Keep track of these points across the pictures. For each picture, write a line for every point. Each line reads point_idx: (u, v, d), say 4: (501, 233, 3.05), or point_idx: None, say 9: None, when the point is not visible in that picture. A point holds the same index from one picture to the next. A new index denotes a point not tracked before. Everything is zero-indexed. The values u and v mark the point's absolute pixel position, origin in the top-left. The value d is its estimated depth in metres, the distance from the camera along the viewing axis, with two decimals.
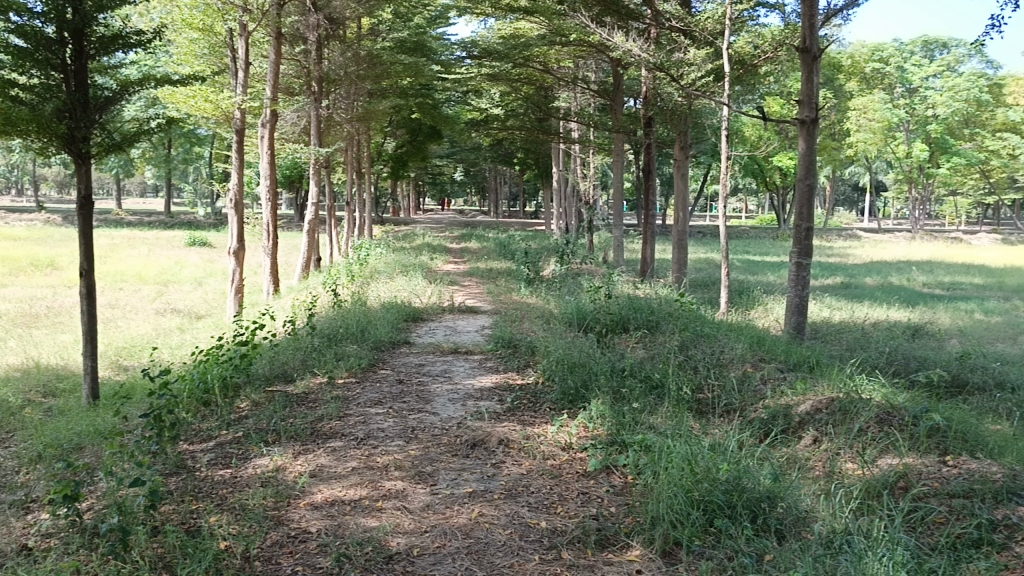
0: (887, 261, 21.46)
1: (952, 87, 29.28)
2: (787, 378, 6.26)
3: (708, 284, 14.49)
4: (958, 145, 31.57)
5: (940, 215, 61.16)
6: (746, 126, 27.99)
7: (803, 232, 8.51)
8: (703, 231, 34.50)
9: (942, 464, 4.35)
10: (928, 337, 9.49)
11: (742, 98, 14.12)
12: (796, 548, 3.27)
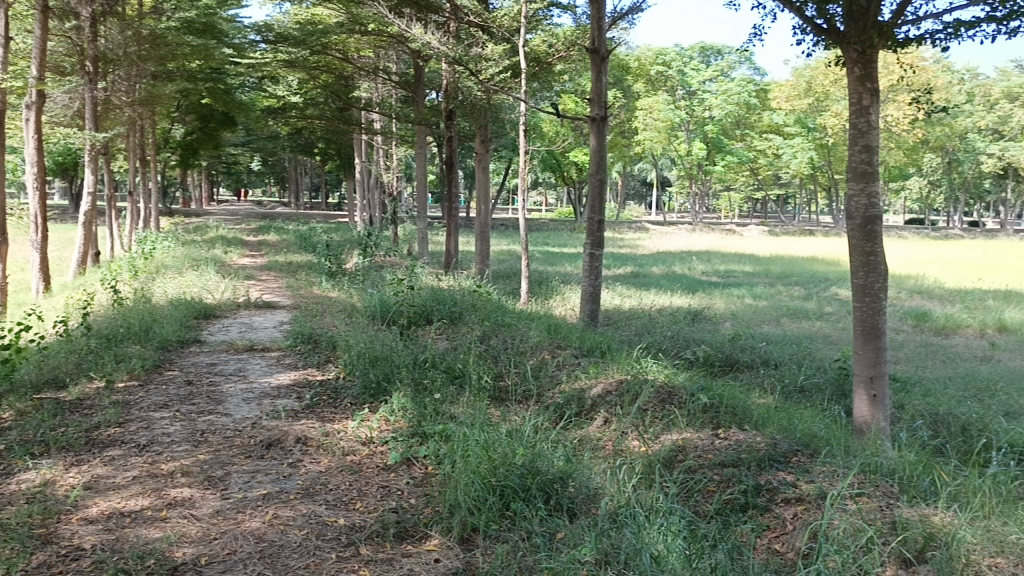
0: (672, 252, 23.04)
1: (724, 91, 32.60)
2: (581, 364, 6.57)
3: (509, 275, 14.87)
4: (732, 144, 34.43)
5: (717, 210, 66.60)
6: (544, 122, 28.95)
7: (595, 224, 8.94)
8: (504, 224, 35.30)
9: (715, 437, 4.75)
10: (705, 321, 10.30)
11: (540, 94, 14.59)
12: (586, 525, 3.45)
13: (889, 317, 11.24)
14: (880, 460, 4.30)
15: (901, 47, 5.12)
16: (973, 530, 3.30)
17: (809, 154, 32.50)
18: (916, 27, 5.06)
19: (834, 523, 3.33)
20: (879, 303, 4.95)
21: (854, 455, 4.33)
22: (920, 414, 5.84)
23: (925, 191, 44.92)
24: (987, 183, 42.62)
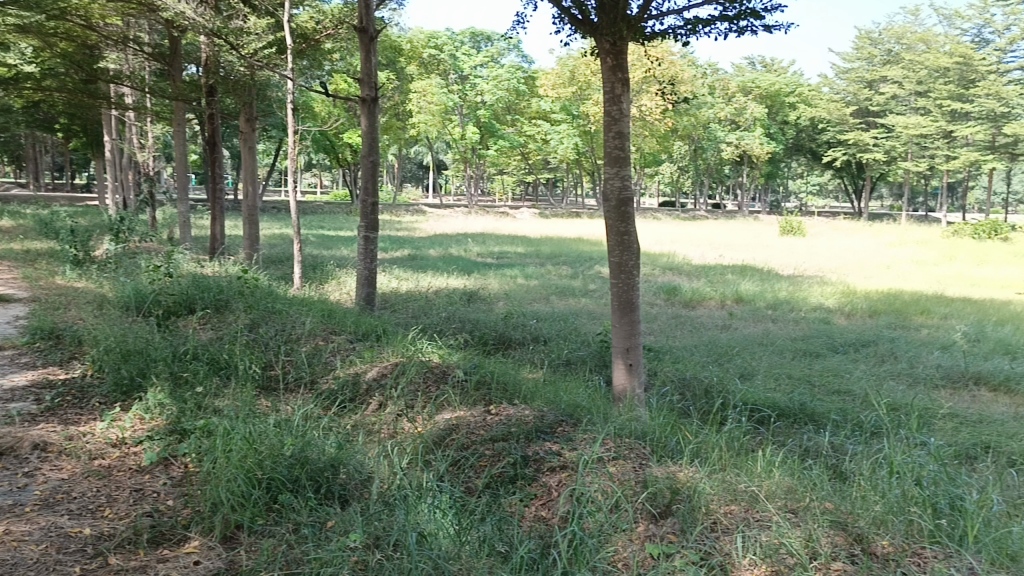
0: (448, 234, 23.36)
1: (495, 77, 33.46)
2: (355, 348, 6.49)
3: (282, 260, 14.33)
4: (503, 129, 35.38)
5: (492, 193, 68.37)
6: (316, 102, 28.10)
7: (369, 207, 8.83)
8: (276, 207, 33.91)
9: (486, 413, 4.89)
10: (480, 302, 10.55)
11: (310, 74, 14.22)
12: (356, 510, 3.42)
13: (646, 293, 12.12)
14: (635, 423, 4.64)
15: (648, 40, 5.50)
16: (710, 481, 3.66)
17: (574, 140, 34.32)
18: (660, 23, 5.44)
19: (593, 486, 3.56)
20: (633, 279, 5.31)
21: (612, 421, 4.64)
22: (670, 380, 6.38)
23: (676, 176, 48.85)
24: (727, 169, 47.12)
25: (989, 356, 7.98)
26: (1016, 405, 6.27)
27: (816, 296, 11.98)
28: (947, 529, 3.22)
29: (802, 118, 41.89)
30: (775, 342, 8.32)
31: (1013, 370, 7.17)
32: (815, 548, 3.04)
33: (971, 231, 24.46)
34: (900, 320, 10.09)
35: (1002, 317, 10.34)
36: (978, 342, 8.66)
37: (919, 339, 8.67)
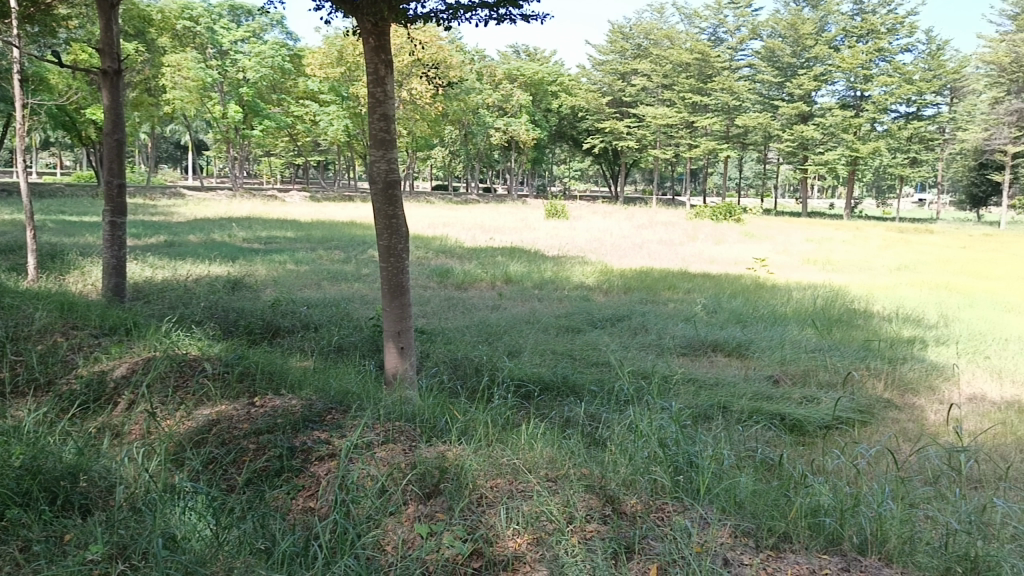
0: (210, 218, 22.03)
1: (258, 53, 31.91)
2: (100, 344, 5.93)
3: (12, 249, 12.75)
4: (269, 109, 33.85)
5: (258, 175, 65.40)
6: (50, 72, 25.21)
7: (115, 189, 8.08)
8: (5, 189, 30.12)
9: (251, 405, 4.66)
10: (245, 289, 10.05)
11: (43, 42, 12.73)
12: (100, 520, 3.13)
13: (418, 276, 12.16)
14: (405, 406, 4.65)
15: (410, 23, 5.44)
16: (475, 457, 3.76)
17: (344, 122, 33.99)
18: (422, 5, 5.40)
19: (360, 472, 3.52)
20: (403, 262, 5.26)
21: (381, 404, 4.61)
22: (442, 361, 6.46)
23: (447, 160, 49.42)
24: (496, 154, 48.40)
25: (725, 325, 8.87)
26: (746, 368, 7.02)
27: (578, 275, 12.67)
28: (685, 484, 3.55)
29: (565, 106, 43.93)
30: (540, 319, 8.68)
31: (744, 337, 8.02)
32: (573, 512, 3.22)
33: (710, 213, 27.00)
34: (651, 295, 10.92)
35: (734, 290, 11.52)
36: (715, 313, 9.60)
37: (667, 313, 9.45)
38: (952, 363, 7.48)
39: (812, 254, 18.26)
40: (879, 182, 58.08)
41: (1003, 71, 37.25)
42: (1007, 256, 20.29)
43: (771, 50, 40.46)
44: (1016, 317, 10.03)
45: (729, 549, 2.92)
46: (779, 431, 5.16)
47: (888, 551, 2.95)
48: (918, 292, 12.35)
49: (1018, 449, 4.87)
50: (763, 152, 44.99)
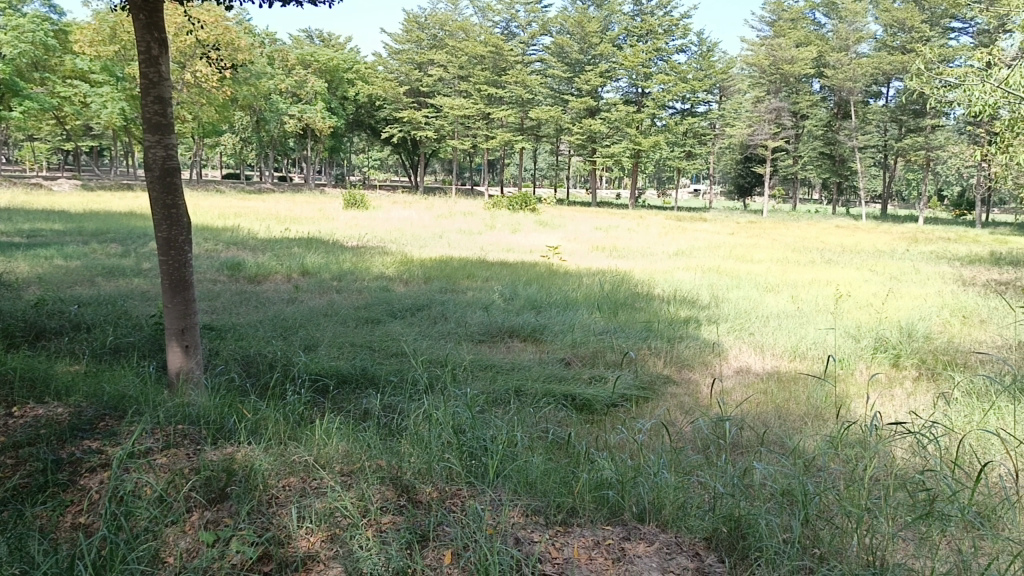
0: None
1: (14, 26, 28.65)
2: None
3: None
4: (29, 89, 30.50)
5: (18, 161, 58.88)
6: None
7: None
8: None
9: (8, 416, 4.19)
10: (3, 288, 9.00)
11: None
12: None
13: (207, 268, 11.48)
14: (189, 407, 4.37)
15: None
16: (265, 457, 3.62)
17: (119, 105, 31.10)
18: None
19: (137, 481, 3.27)
20: (184, 255, 4.88)
21: (162, 407, 4.30)
22: (232, 358, 6.14)
23: (238, 147, 47.05)
24: (291, 142, 46.71)
25: (521, 312, 9.13)
26: (541, 352, 7.27)
27: (378, 265, 12.53)
28: (479, 468, 3.62)
29: (362, 94, 43.19)
30: (338, 311, 8.49)
31: (538, 323, 8.30)
32: (367, 505, 3.18)
33: (507, 203, 27.62)
34: (450, 284, 11.01)
35: (530, 277, 11.88)
36: (512, 300, 9.85)
37: (465, 301, 9.57)
38: (722, 339, 8.17)
39: (600, 241, 19.22)
40: (660, 173, 62.17)
41: (763, 73, 41.10)
42: (767, 241, 22.42)
43: (561, 45, 42.05)
44: (774, 296, 11.11)
45: (521, 529, 3.02)
46: (570, 411, 5.40)
47: (663, 516, 3.19)
48: (692, 275, 13.34)
49: (775, 415, 5.42)
50: (556, 143, 46.73)
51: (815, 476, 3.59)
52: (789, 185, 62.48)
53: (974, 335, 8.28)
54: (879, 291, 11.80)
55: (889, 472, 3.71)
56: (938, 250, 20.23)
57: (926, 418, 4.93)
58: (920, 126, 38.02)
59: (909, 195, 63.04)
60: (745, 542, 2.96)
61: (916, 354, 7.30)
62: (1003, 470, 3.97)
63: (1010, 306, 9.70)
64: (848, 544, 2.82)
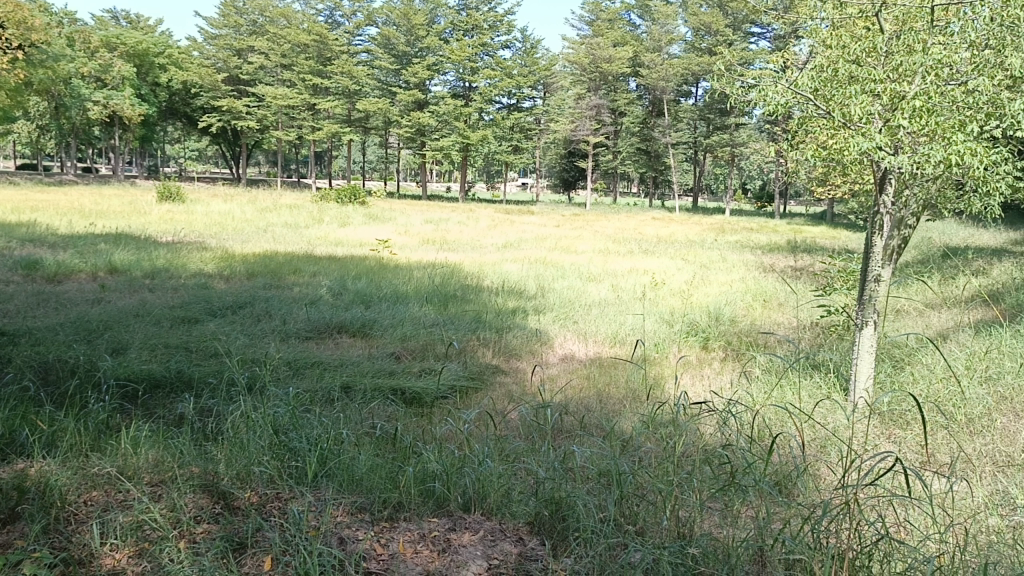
0: None
1: None
2: None
3: None
4: None
5: None
6: None
7: None
8: None
9: None
10: None
11: None
12: None
13: None
14: None
15: None
16: (62, 471, 3.32)
17: None
18: None
19: None
20: None
21: None
22: (28, 364, 5.60)
23: (34, 135, 43.04)
24: (96, 130, 43.24)
25: (349, 306, 8.96)
26: (369, 347, 7.17)
27: (196, 261, 11.86)
28: (300, 469, 3.51)
29: (175, 81, 40.69)
30: (150, 311, 7.95)
31: (367, 317, 8.18)
32: (178, 516, 3.00)
33: (334, 196, 26.97)
34: (274, 280, 10.61)
35: (359, 271, 11.67)
36: (340, 295, 9.64)
37: (291, 297, 9.26)
38: (548, 328, 8.40)
39: (429, 234, 19.19)
40: (488, 167, 62.99)
41: (584, 71, 42.60)
42: (590, 233, 23.28)
43: (387, 37, 41.03)
44: (596, 285, 11.55)
45: (344, 528, 2.96)
46: (399, 406, 5.36)
47: (488, 505, 3.24)
48: (520, 266, 13.63)
49: (597, 399, 5.64)
50: (383, 136, 46.19)
51: (631, 455, 3.76)
52: (609, 179, 65.18)
53: (772, 317, 9.01)
54: (690, 278, 12.56)
55: (698, 448, 3.96)
56: (742, 239, 21.83)
57: (731, 396, 5.31)
58: (726, 124, 40.83)
59: (716, 188, 67.52)
60: (566, 524, 3.04)
61: (723, 337, 7.85)
62: (795, 438, 4.34)
63: (802, 289, 10.64)
64: (660, 518, 2.98)
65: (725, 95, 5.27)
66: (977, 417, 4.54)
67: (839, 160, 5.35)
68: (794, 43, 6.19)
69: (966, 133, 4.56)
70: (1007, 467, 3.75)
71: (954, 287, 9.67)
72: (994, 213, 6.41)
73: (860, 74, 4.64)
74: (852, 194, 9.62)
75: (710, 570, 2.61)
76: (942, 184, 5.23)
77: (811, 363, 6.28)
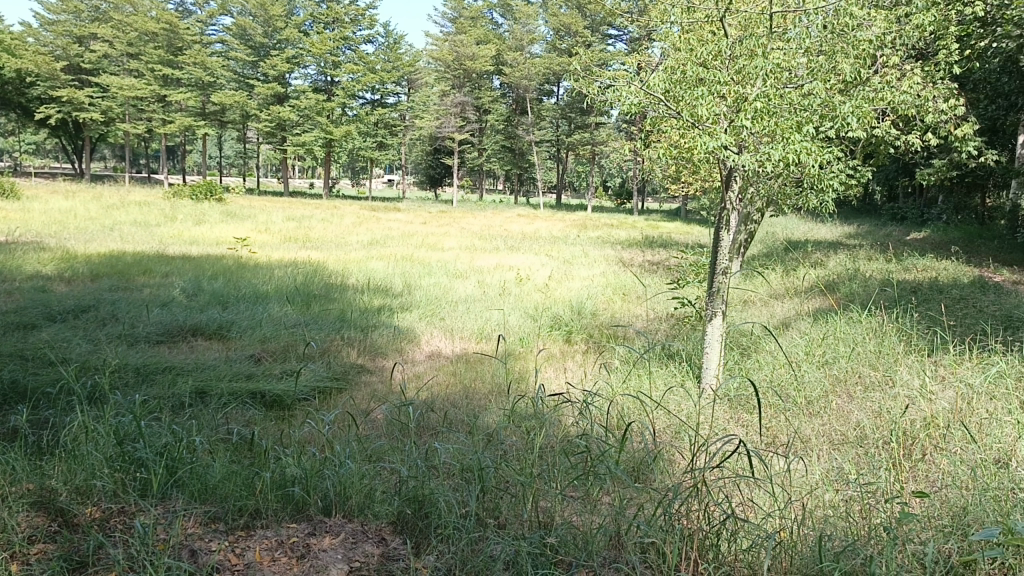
0: None
1: None
2: None
3: None
4: None
5: None
6: None
7: None
8: None
9: None
10: None
11: None
12: None
13: None
14: None
15: None
16: None
17: None
18: None
19: None
20: None
21: None
22: None
23: None
24: None
25: (205, 308, 8.56)
26: (227, 349, 6.88)
27: (32, 262, 11.00)
28: (148, 480, 3.32)
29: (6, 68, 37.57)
30: None
31: (224, 319, 7.84)
32: (9, 537, 2.77)
33: (189, 193, 25.69)
34: (122, 281, 9.99)
35: (215, 271, 11.17)
36: (195, 297, 9.20)
37: (140, 299, 8.75)
38: (414, 326, 8.34)
39: (291, 232, 18.65)
40: (352, 164, 61.96)
41: (448, 68, 42.60)
42: (456, 229, 23.30)
43: (243, 28, 40.00)
44: (463, 281, 11.57)
45: (196, 539, 2.82)
46: (259, 410, 5.17)
47: (349, 506, 3.18)
48: (386, 264, 13.46)
49: (462, 395, 5.65)
50: (241, 130, 44.47)
51: (495, 449, 3.79)
52: (475, 176, 65.53)
53: (632, 310, 9.32)
54: (554, 273, 12.80)
55: (560, 439, 4.04)
56: (603, 235, 22.45)
57: (591, 387, 5.45)
58: (587, 123, 41.90)
59: (579, 186, 69.19)
60: (429, 522, 3.03)
61: (585, 330, 8.04)
62: (652, 427, 4.51)
63: (660, 283, 11.05)
64: (522, 510, 3.03)
65: (583, 93, 5.38)
66: (815, 399, 4.86)
67: (690, 158, 5.58)
68: (648, 44, 6.40)
69: (803, 134, 4.84)
70: (841, 445, 4.03)
71: (796, 278, 10.31)
72: (829, 208, 6.87)
73: (707, 77, 4.84)
74: (704, 190, 10.07)
75: (569, 558, 2.67)
76: (783, 182, 5.56)
77: (668, 353, 6.55)
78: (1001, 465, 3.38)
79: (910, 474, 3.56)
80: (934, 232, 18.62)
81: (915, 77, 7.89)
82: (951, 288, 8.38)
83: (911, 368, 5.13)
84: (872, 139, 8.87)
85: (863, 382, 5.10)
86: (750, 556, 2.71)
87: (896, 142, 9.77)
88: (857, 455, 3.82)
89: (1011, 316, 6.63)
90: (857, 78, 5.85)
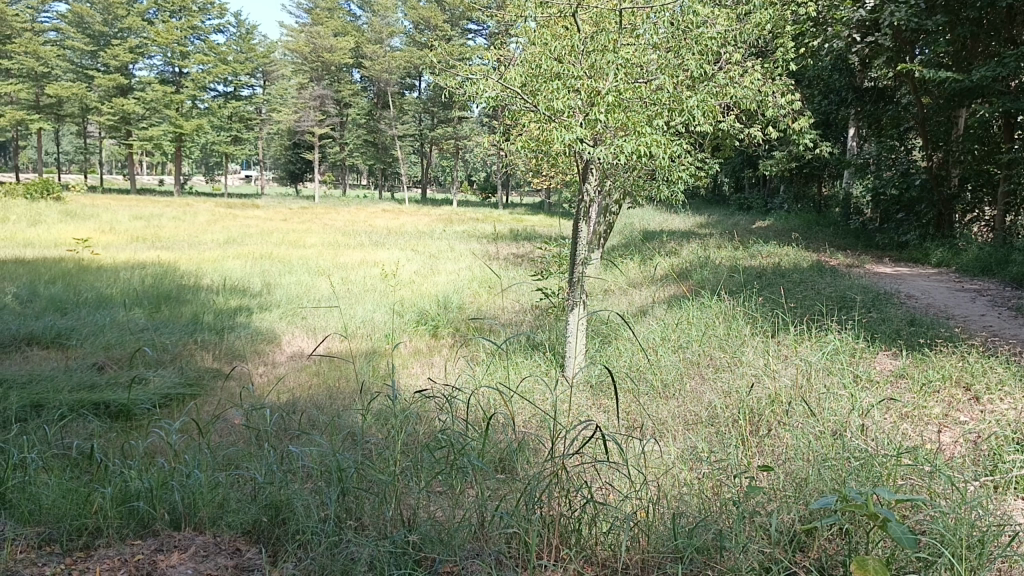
0: None
1: None
2: None
3: None
4: None
5: None
6: None
7: None
8: None
9: None
10: None
11: None
12: None
13: None
14: None
15: None
16: None
17: None
18: None
19: None
20: None
21: None
22: None
23: None
24: None
25: (41, 315, 7.92)
26: (67, 358, 6.40)
27: None
28: None
29: None
30: None
31: (62, 325, 7.28)
32: None
33: (23, 190, 23.74)
34: None
35: (53, 276, 10.37)
36: (29, 303, 8.51)
37: None
38: (273, 326, 8.05)
39: (139, 232, 17.58)
40: (206, 160, 59.32)
41: (305, 60, 41.42)
42: (318, 225, 22.73)
43: (79, 14, 38.01)
44: (325, 279, 11.30)
45: (28, 565, 2.60)
46: (102, 422, 4.85)
47: (199, 519, 3.01)
48: (242, 263, 12.94)
49: (325, 395, 5.50)
50: (81, 125, 41.66)
51: (355, 449, 3.70)
52: (337, 172, 64.21)
53: (497, 303, 9.37)
54: (419, 268, 12.68)
55: (422, 436, 4.01)
56: (468, 229, 22.54)
57: (457, 382, 5.47)
58: (450, 117, 41.95)
59: (443, 180, 68.97)
60: (285, 529, 2.93)
61: (450, 324, 8.04)
62: (517, 419, 4.57)
63: (524, 275, 11.20)
64: (383, 511, 2.96)
65: (441, 87, 5.25)
66: (670, 382, 5.05)
67: (548, 151, 5.61)
68: (504, 38, 6.38)
69: (655, 127, 5.04)
70: (695, 425, 4.21)
71: (652, 267, 10.70)
72: (680, 200, 7.14)
73: (560, 71, 4.87)
74: (566, 184, 10.25)
75: (432, 554, 2.63)
76: (638, 175, 5.69)
77: (531, 344, 6.65)
78: (837, 435, 3.63)
79: (757, 449, 3.77)
80: (778, 220, 19.82)
81: (755, 74, 8.31)
82: (791, 272, 8.95)
83: (757, 350, 5.43)
84: (719, 132, 9.29)
85: (714, 363, 5.36)
86: (610, 540, 2.76)
87: (740, 136, 10.30)
88: (709, 434, 4.01)
89: (844, 296, 7.15)
90: (704, 75, 6.08)
